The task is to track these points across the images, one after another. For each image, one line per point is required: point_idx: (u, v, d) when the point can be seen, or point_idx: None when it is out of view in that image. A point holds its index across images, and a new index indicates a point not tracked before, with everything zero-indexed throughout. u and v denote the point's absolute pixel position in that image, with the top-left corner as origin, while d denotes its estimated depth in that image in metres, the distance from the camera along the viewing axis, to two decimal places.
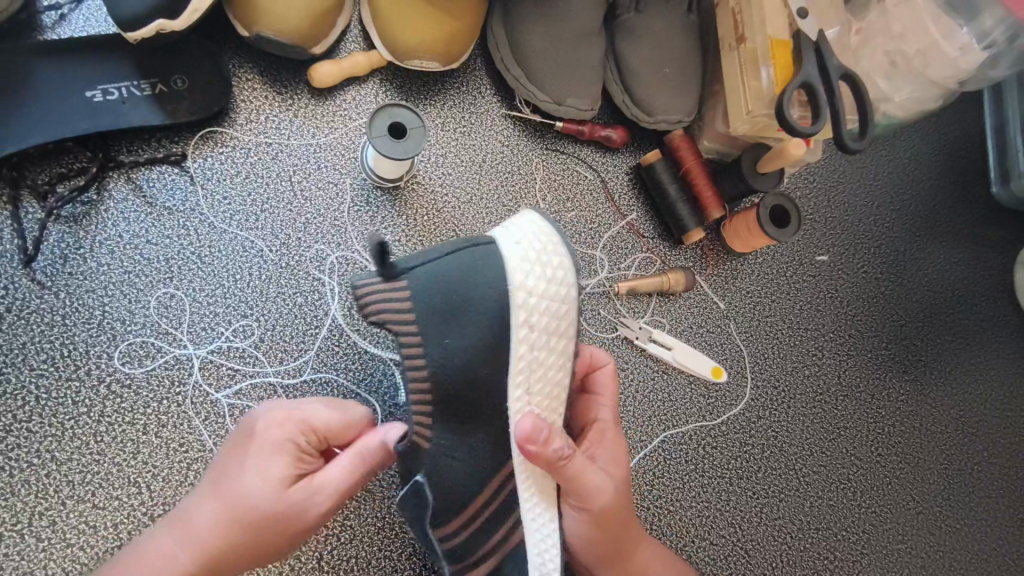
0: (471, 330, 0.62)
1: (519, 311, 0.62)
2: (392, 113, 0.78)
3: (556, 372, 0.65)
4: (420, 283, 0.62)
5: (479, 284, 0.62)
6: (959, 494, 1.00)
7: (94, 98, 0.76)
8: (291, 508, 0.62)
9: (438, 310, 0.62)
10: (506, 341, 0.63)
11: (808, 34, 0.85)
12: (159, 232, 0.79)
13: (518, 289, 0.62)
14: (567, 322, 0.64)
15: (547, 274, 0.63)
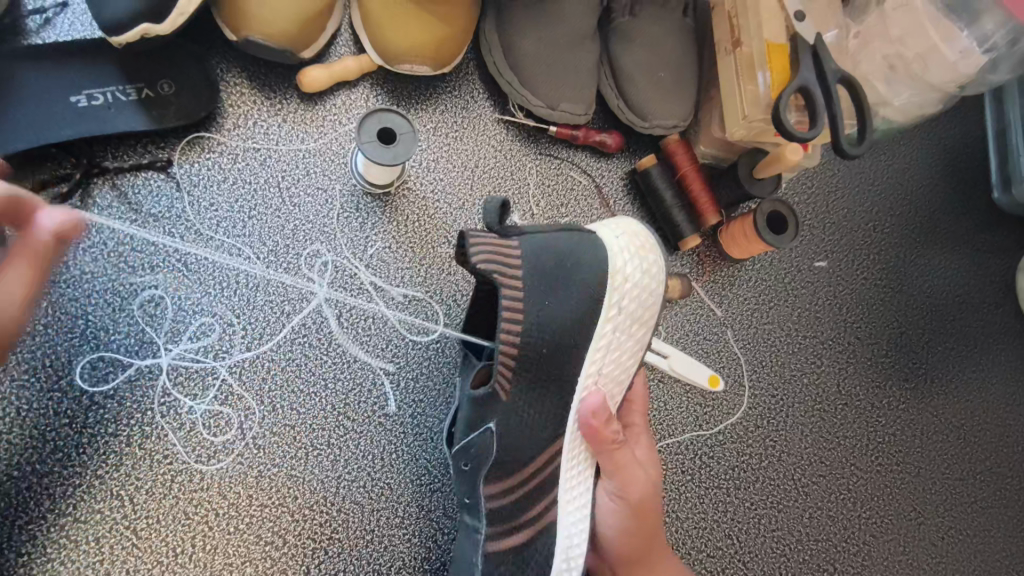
0: (570, 301, 0.68)
1: (616, 292, 0.70)
2: (384, 118, 0.77)
3: (628, 359, 0.72)
4: (532, 247, 0.67)
5: (587, 263, 0.69)
6: (960, 504, 0.98)
7: (79, 104, 0.75)
8: None
9: (546, 278, 0.67)
10: (598, 315, 0.69)
11: (805, 37, 0.83)
12: (144, 239, 0.78)
13: (618, 272, 0.70)
14: (652, 313, 0.71)
15: (644, 266, 0.71)
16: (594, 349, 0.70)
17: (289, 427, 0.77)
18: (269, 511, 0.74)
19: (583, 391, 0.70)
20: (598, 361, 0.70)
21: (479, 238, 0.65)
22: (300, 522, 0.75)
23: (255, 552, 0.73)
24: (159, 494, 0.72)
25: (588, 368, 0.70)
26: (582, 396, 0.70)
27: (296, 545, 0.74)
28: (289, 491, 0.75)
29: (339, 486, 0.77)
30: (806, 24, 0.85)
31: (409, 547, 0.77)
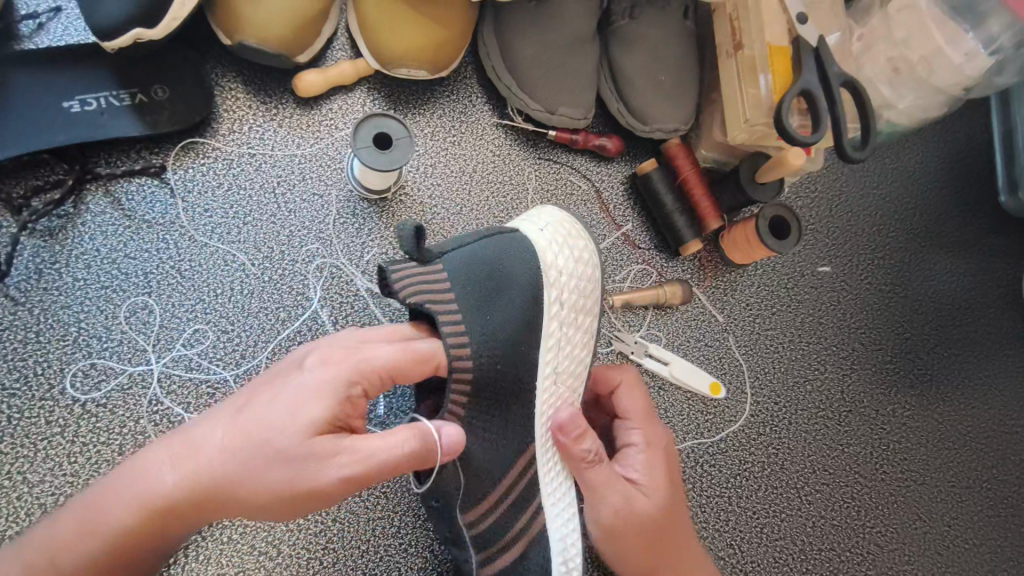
0: (512, 301, 0.66)
1: (554, 287, 0.68)
2: (379, 122, 0.76)
3: (579, 350, 0.70)
4: (456, 264, 0.66)
5: (517, 266, 0.67)
6: (967, 512, 0.97)
7: (71, 110, 0.74)
8: (300, 465, 0.54)
9: (479, 284, 0.65)
10: (541, 315, 0.68)
11: (808, 39, 0.82)
12: (138, 246, 0.77)
13: (550, 267, 0.68)
14: (593, 296, 0.71)
15: (575, 255, 0.70)
16: (546, 351, 0.68)
17: None
18: (262, 521, 0.73)
19: (540, 393, 0.68)
20: (553, 359, 0.68)
21: (398, 268, 0.63)
22: (295, 533, 0.74)
23: (248, 562, 0.72)
24: None
25: (544, 368, 0.68)
26: (540, 398, 0.68)
27: (291, 555, 0.73)
28: None
29: None
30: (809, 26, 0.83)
31: (405, 558, 0.76)
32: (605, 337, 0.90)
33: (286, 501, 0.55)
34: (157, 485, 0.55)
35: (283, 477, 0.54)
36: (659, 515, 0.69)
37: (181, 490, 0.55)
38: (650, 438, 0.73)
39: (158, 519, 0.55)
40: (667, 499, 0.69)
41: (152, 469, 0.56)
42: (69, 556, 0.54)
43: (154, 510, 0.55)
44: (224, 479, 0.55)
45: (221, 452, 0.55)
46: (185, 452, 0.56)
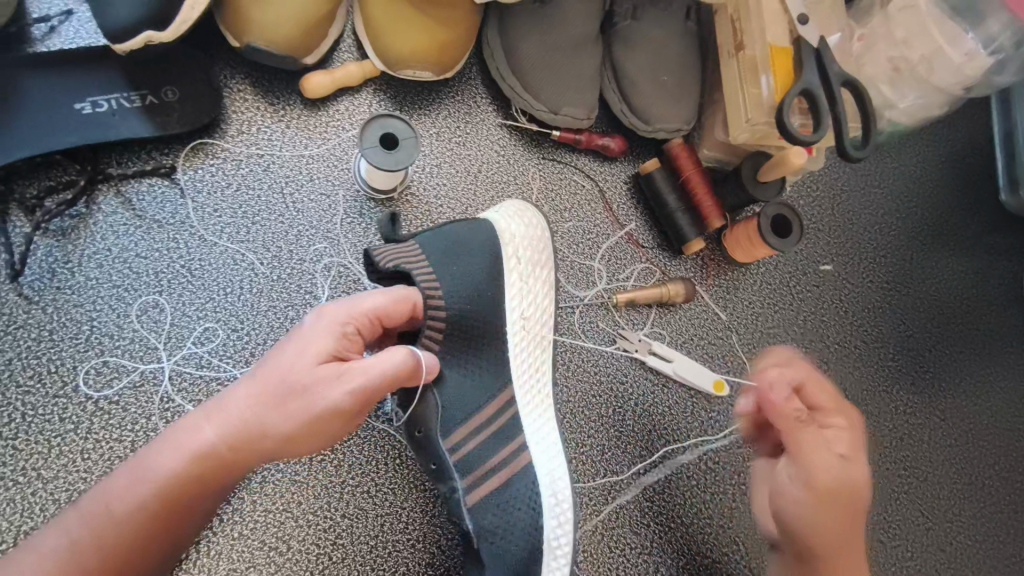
0: (478, 261, 0.73)
1: (510, 245, 0.75)
2: (387, 123, 0.77)
3: (542, 298, 0.77)
4: (427, 238, 0.71)
5: (476, 234, 0.74)
6: (970, 508, 0.97)
7: (83, 111, 0.76)
8: (307, 389, 0.60)
9: (447, 250, 0.71)
10: (502, 273, 0.74)
11: (809, 40, 0.83)
12: (148, 245, 0.78)
13: (505, 231, 0.76)
14: (546, 250, 0.79)
15: (525, 221, 0.78)
16: (510, 301, 0.74)
17: None
18: (272, 517, 0.74)
19: (513, 339, 0.74)
20: (519, 306, 0.75)
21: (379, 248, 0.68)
22: (304, 528, 0.75)
23: (258, 557, 0.73)
24: None
25: (513, 316, 0.74)
26: (513, 343, 0.74)
27: (300, 551, 0.74)
28: (293, 496, 0.75)
29: (343, 491, 0.77)
30: (810, 26, 0.84)
31: (413, 553, 0.77)
32: (609, 335, 0.91)
33: (305, 427, 0.60)
34: (193, 439, 0.60)
35: (297, 404, 0.60)
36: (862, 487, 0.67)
37: (215, 439, 0.60)
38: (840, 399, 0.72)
39: (196, 470, 0.60)
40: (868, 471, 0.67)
41: (187, 428, 0.61)
42: (123, 515, 0.59)
43: (194, 461, 0.60)
44: (251, 425, 0.60)
45: (244, 402, 0.61)
46: (215, 410, 0.61)
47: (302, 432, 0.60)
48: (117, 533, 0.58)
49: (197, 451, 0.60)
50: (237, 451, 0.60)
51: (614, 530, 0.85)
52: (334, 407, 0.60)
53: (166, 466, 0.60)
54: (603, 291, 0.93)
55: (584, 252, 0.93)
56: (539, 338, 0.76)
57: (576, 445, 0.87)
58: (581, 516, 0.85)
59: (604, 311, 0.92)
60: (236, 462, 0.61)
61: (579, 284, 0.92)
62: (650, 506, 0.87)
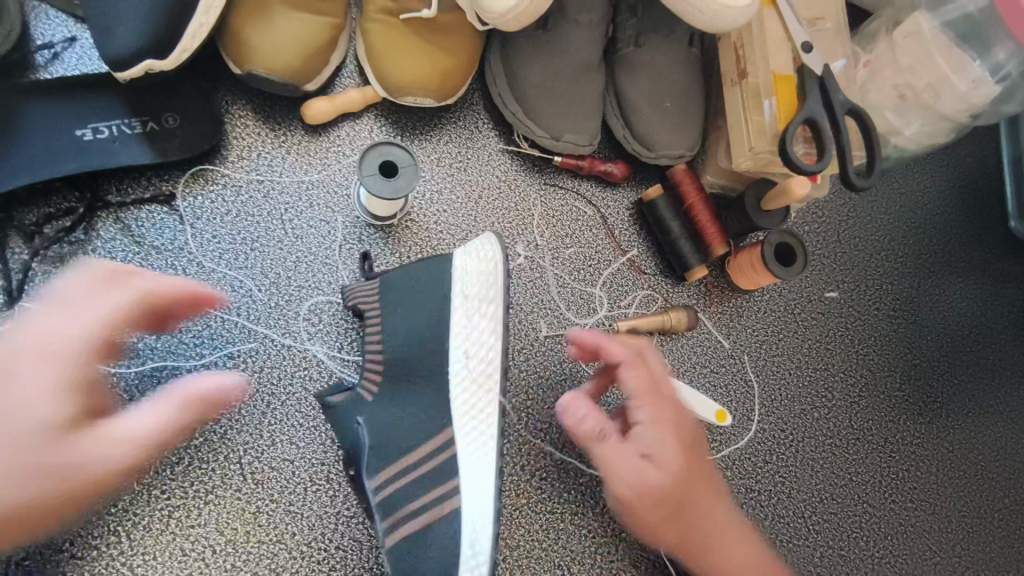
0: (424, 301, 0.73)
1: (456, 280, 0.73)
2: (385, 151, 0.77)
3: (489, 336, 0.73)
4: (389, 283, 0.74)
5: (432, 275, 0.74)
6: (978, 544, 0.95)
7: (84, 137, 0.76)
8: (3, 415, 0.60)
9: (393, 293, 0.74)
10: (447, 309, 0.73)
11: (813, 69, 0.83)
12: (146, 272, 0.78)
13: (455, 264, 0.74)
14: (497, 286, 0.74)
15: (474, 255, 0.74)
16: (454, 335, 0.72)
17: (287, 462, 0.76)
18: (265, 549, 0.73)
19: (454, 378, 0.72)
20: (464, 343, 0.72)
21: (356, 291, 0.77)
22: (297, 560, 0.74)
23: None
24: (155, 531, 0.72)
25: (456, 353, 0.72)
26: (454, 381, 0.72)
27: None
28: (287, 527, 0.74)
29: (338, 523, 0.76)
30: (814, 55, 0.84)
31: None
32: None
33: None
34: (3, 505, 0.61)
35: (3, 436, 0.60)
36: (671, 487, 0.72)
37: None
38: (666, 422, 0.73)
39: None
40: (665, 465, 0.71)
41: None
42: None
43: None
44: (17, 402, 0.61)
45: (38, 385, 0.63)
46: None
47: None
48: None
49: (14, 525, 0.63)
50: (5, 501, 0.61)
51: (614, 563, 0.84)
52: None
53: None
54: (605, 319, 0.92)
55: (586, 280, 0.92)
56: (483, 377, 0.72)
57: (574, 476, 0.85)
58: (580, 549, 0.83)
59: None
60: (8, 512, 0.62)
61: (580, 311, 0.91)
62: None
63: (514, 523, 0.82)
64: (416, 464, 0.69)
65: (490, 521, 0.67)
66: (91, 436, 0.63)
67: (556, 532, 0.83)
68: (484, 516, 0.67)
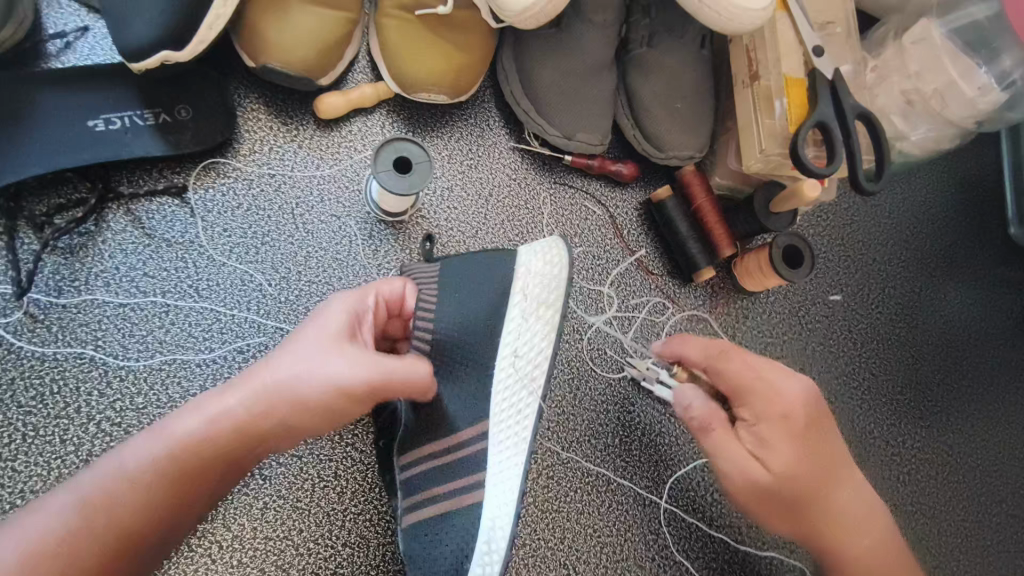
0: (474, 294, 0.71)
1: (517, 279, 0.71)
2: (399, 147, 0.77)
3: (541, 339, 0.70)
4: (447, 271, 0.73)
5: (494, 270, 0.72)
6: (975, 547, 0.96)
7: (96, 128, 0.75)
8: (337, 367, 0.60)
9: (450, 277, 0.72)
10: (502, 308, 0.71)
11: (824, 72, 0.84)
12: (157, 264, 0.78)
13: (521, 263, 0.72)
14: (559, 292, 0.71)
15: (545, 259, 0.72)
16: (506, 333, 0.70)
17: (296, 457, 0.76)
18: (273, 544, 0.73)
19: (495, 373, 0.70)
20: (513, 343, 0.70)
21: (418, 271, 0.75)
22: (305, 556, 0.74)
23: None
24: None
25: (503, 352, 0.70)
26: (500, 379, 0.69)
27: None
28: (294, 523, 0.74)
29: (346, 519, 0.76)
30: (825, 59, 0.85)
31: None
32: (617, 363, 0.91)
33: (220, 431, 0.59)
34: (169, 433, 0.59)
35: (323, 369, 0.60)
36: (793, 471, 0.72)
37: (249, 398, 0.60)
38: (782, 407, 0.73)
39: (226, 425, 0.60)
40: (784, 449, 0.72)
41: (171, 422, 0.60)
42: (131, 501, 0.57)
43: (207, 427, 0.59)
44: (331, 346, 0.62)
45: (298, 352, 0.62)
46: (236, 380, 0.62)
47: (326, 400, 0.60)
48: (91, 554, 0.55)
49: (134, 476, 0.58)
50: (265, 411, 0.60)
51: (619, 562, 0.84)
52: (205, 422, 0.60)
53: (178, 431, 0.59)
54: (613, 319, 0.92)
55: (594, 280, 0.93)
56: (524, 380, 0.69)
57: (580, 475, 0.86)
58: (585, 547, 0.84)
59: (613, 339, 0.91)
60: (261, 418, 0.60)
61: (588, 311, 0.91)
62: (655, 539, 0.86)
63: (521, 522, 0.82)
64: (427, 461, 0.69)
65: (507, 525, 0.63)
66: (352, 351, 0.61)
67: (562, 530, 0.83)
68: (501, 517, 0.64)
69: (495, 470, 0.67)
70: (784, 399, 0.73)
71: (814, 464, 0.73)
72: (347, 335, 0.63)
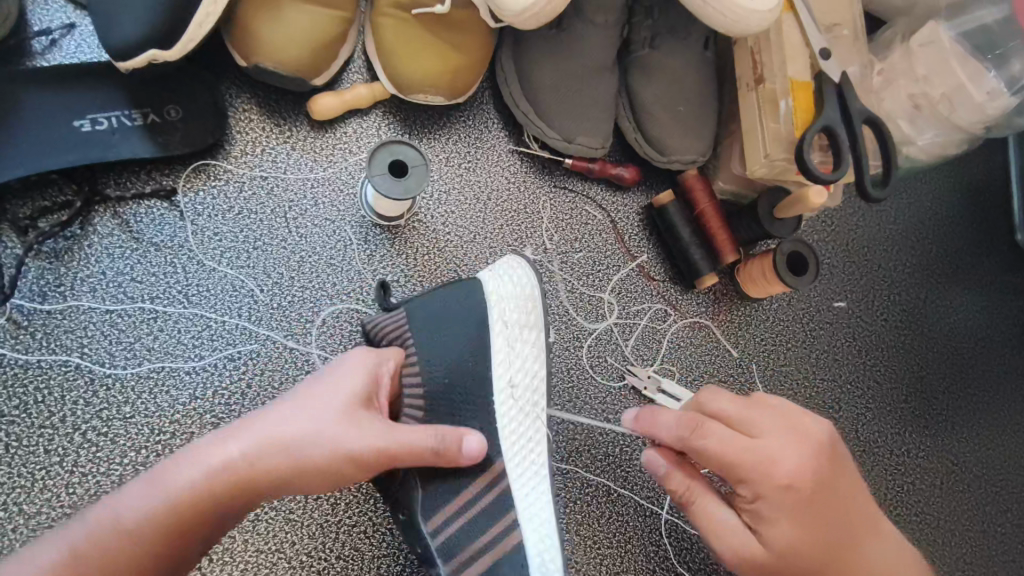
0: (459, 332, 0.71)
1: (497, 307, 0.74)
2: (395, 150, 0.75)
3: (532, 362, 0.74)
4: (426, 316, 0.71)
5: (470, 305, 0.73)
6: (981, 558, 0.94)
7: (82, 128, 0.73)
8: (355, 432, 0.61)
9: (426, 324, 0.71)
10: (488, 337, 0.72)
11: (830, 75, 0.82)
12: (145, 269, 0.75)
13: (492, 293, 0.74)
14: (535, 308, 0.75)
15: (513, 281, 0.75)
16: (496, 364, 0.72)
17: None
18: (264, 558, 0.71)
19: (500, 408, 0.71)
20: (506, 373, 0.73)
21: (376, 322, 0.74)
22: (297, 570, 0.72)
23: None
24: None
25: (499, 384, 0.72)
26: (500, 409, 0.71)
27: None
28: (286, 536, 0.72)
29: (338, 531, 0.74)
30: (831, 62, 0.83)
31: None
32: (617, 371, 0.89)
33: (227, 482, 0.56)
34: (169, 483, 0.55)
35: (341, 430, 0.61)
36: (796, 542, 0.63)
37: (261, 449, 0.58)
38: (772, 468, 0.63)
39: (236, 475, 0.57)
40: (779, 522, 0.63)
41: (167, 470, 0.56)
42: (127, 559, 0.53)
43: (215, 477, 0.56)
44: (346, 409, 0.62)
45: (311, 409, 0.61)
46: (242, 428, 0.60)
47: (342, 466, 0.60)
48: None
49: (132, 531, 0.53)
50: (276, 467, 0.58)
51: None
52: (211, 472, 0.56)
53: (182, 481, 0.55)
54: (614, 325, 0.90)
55: (595, 285, 0.91)
56: (528, 407, 0.73)
57: (579, 486, 0.84)
58: (585, 559, 0.82)
59: (614, 346, 0.89)
60: (275, 481, 0.59)
61: (588, 317, 0.89)
62: (656, 551, 0.84)
63: None
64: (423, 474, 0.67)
65: (559, 557, 0.65)
66: (368, 419, 0.62)
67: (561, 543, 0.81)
68: (549, 551, 0.66)
69: (525, 504, 0.68)
70: (779, 466, 0.63)
71: (820, 533, 0.64)
72: (360, 396, 0.64)
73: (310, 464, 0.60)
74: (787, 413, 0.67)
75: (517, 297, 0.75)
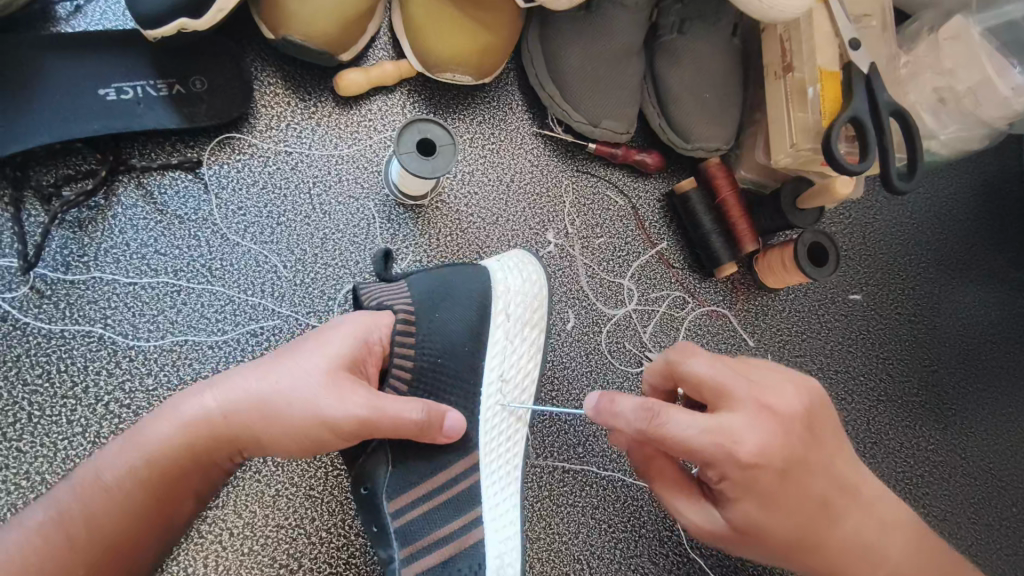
0: (463, 314, 0.70)
1: (500, 299, 0.72)
2: (421, 128, 0.74)
3: (525, 360, 0.73)
4: (422, 284, 0.69)
5: (472, 290, 0.71)
6: (986, 551, 0.95)
7: (107, 97, 0.72)
8: (329, 394, 0.58)
9: (427, 295, 0.69)
10: (487, 328, 0.71)
11: (859, 66, 0.81)
12: (168, 242, 0.75)
13: (499, 284, 0.73)
14: (539, 311, 0.75)
15: (521, 273, 0.75)
16: (491, 356, 0.71)
17: None
18: (284, 533, 0.71)
19: (486, 400, 0.70)
20: (499, 366, 0.71)
21: (367, 288, 0.69)
22: (316, 546, 0.72)
23: None
24: None
25: (491, 376, 0.71)
26: (487, 405, 0.70)
27: (312, 569, 0.71)
28: (307, 512, 0.72)
29: None
30: (861, 52, 0.82)
31: None
32: (635, 357, 0.89)
33: (201, 436, 0.58)
34: (144, 440, 0.57)
35: (314, 391, 0.58)
36: (759, 517, 0.60)
37: (236, 406, 0.59)
38: (730, 438, 0.58)
39: (208, 429, 0.58)
40: (740, 497, 0.60)
41: (146, 426, 0.59)
42: (113, 516, 0.55)
43: (188, 430, 0.58)
44: (324, 368, 0.60)
45: (286, 368, 0.60)
46: (219, 382, 0.60)
47: (317, 430, 0.58)
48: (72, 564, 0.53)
49: (112, 487, 0.56)
50: (251, 422, 0.59)
51: (632, 559, 0.83)
52: (184, 426, 0.58)
53: (156, 437, 0.58)
54: (633, 312, 0.90)
55: (615, 271, 0.91)
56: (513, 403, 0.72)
57: (596, 470, 0.84)
58: (599, 542, 0.82)
59: (632, 333, 0.89)
60: (248, 434, 0.59)
61: (608, 303, 0.89)
62: (670, 536, 0.85)
63: (536, 515, 0.81)
64: (447, 454, 0.67)
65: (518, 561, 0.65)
66: (347, 380, 0.59)
67: (576, 526, 0.82)
68: (508, 552, 0.65)
69: (491, 504, 0.67)
70: (741, 442, 0.58)
71: (786, 508, 0.60)
72: (344, 357, 0.61)
73: (284, 424, 0.58)
74: (757, 383, 0.61)
75: (517, 291, 0.74)
